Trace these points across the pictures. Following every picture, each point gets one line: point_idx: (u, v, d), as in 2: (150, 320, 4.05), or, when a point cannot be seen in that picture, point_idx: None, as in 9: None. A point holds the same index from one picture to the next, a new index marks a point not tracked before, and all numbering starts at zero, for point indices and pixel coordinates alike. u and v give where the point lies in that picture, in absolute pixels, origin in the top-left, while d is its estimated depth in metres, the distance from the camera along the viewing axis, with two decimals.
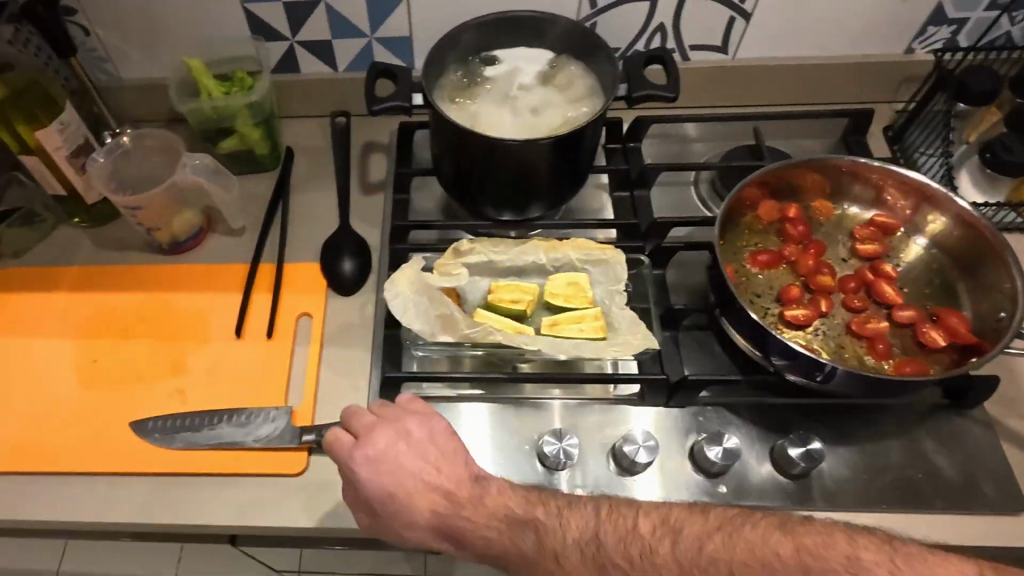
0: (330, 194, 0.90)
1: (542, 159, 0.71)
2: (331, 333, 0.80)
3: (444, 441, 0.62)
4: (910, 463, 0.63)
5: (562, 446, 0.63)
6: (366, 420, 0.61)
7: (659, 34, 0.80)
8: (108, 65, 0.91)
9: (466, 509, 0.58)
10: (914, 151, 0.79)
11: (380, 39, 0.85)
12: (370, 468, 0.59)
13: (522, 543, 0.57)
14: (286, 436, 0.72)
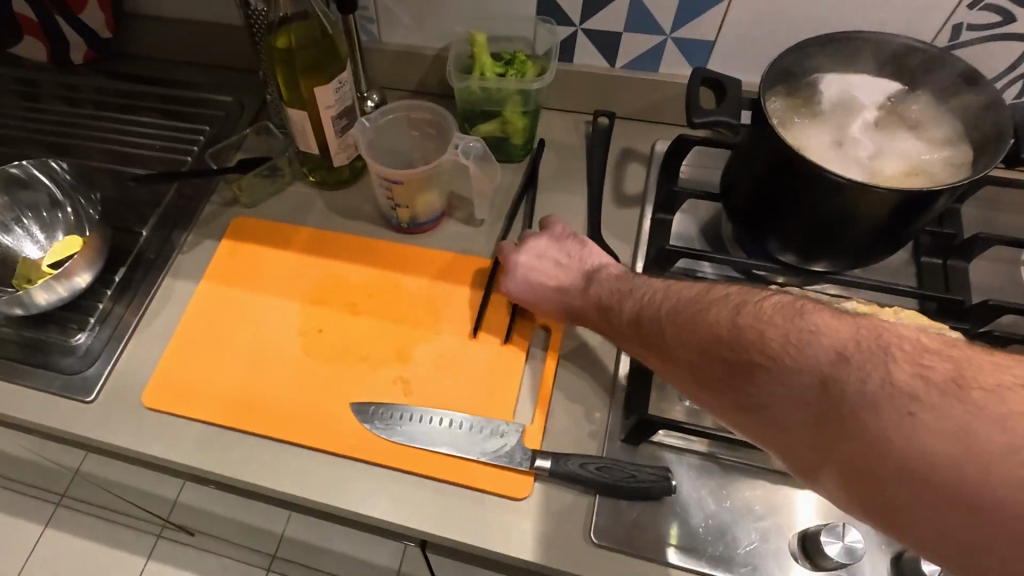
0: (581, 197, 0.83)
1: (882, 212, 0.60)
2: (566, 353, 0.74)
3: (562, 243, 0.73)
4: None
5: (847, 543, 0.58)
6: (515, 248, 0.73)
7: (1022, 81, 0.70)
8: (373, 25, 0.86)
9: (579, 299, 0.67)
10: None
11: (677, 40, 0.77)
12: (530, 280, 0.71)
13: (616, 318, 0.62)
14: (517, 457, 0.66)
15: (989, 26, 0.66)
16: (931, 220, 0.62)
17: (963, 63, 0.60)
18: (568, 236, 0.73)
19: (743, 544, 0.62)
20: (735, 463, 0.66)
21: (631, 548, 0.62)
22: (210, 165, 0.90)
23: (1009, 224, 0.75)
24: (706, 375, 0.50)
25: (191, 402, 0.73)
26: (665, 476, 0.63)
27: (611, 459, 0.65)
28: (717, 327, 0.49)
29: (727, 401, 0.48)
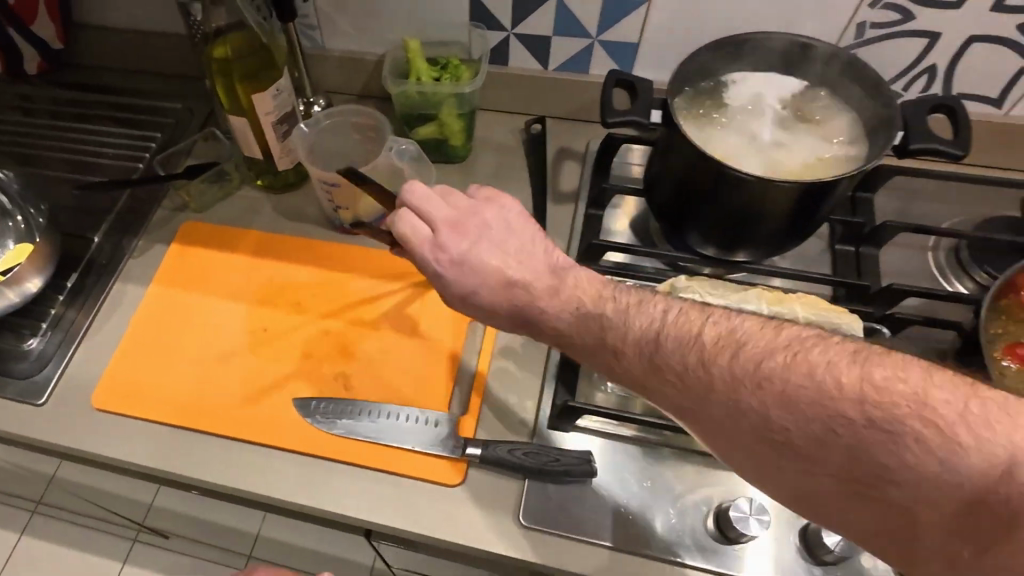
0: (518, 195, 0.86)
1: (785, 203, 0.63)
2: (500, 346, 0.78)
3: (472, 225, 0.59)
4: None
5: (752, 516, 0.61)
6: (448, 213, 0.59)
7: (926, 76, 0.73)
8: (315, 32, 0.89)
9: (540, 300, 0.56)
10: None
11: (603, 41, 0.80)
12: (452, 262, 0.58)
13: (576, 336, 0.56)
14: (450, 445, 0.69)
15: (889, 24, 0.68)
16: (840, 199, 0.65)
17: (858, 61, 0.64)
18: (515, 212, 0.62)
19: (662, 521, 0.65)
20: (660, 446, 0.69)
21: (558, 527, 0.65)
22: (160, 171, 0.92)
23: (921, 211, 0.78)
24: (711, 413, 0.49)
25: (137, 403, 0.75)
26: (587, 458, 0.66)
27: (541, 444, 0.69)
28: (709, 358, 0.49)
29: (742, 445, 0.48)
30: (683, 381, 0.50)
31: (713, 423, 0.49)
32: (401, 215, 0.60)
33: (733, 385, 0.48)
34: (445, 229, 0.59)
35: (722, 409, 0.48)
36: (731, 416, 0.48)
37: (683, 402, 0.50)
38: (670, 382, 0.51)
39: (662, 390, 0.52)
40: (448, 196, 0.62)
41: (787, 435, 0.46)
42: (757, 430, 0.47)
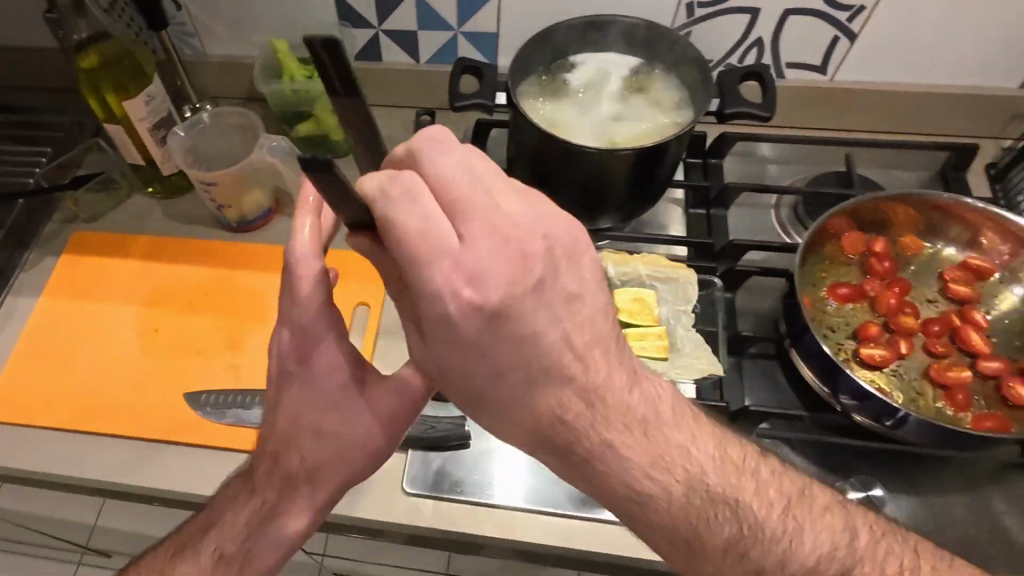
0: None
1: (623, 169, 0.69)
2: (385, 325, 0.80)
3: (511, 262, 0.40)
4: (972, 524, 0.62)
5: None
6: (498, 225, 0.39)
7: (756, 49, 0.77)
8: (193, 39, 0.91)
9: (569, 356, 0.42)
10: (1016, 191, 0.74)
11: (464, 33, 0.85)
12: (469, 310, 0.39)
13: (521, 422, 0.43)
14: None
15: (711, 3, 0.73)
16: (676, 159, 0.71)
17: (678, 36, 0.69)
18: (562, 227, 0.42)
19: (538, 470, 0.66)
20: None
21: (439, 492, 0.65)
22: (45, 185, 0.93)
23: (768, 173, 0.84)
24: (650, 519, 0.46)
25: (26, 411, 0.76)
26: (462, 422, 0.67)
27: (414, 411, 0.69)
28: (713, 507, 0.46)
29: (676, 547, 0.47)
30: (644, 493, 0.45)
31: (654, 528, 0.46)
32: (393, 198, 0.38)
33: (691, 504, 0.46)
34: (478, 255, 0.39)
35: (676, 523, 0.46)
36: (681, 531, 0.46)
37: (631, 505, 0.46)
38: (636, 494, 0.45)
39: (626, 498, 0.45)
40: (499, 236, 0.40)
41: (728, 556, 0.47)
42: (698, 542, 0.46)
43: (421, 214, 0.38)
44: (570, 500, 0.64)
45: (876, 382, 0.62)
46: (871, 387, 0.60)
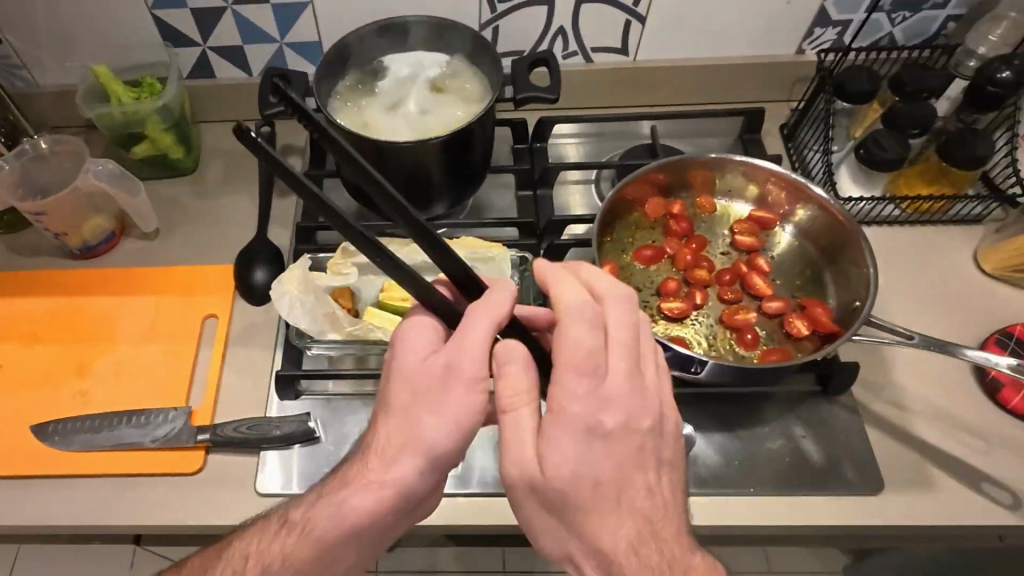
0: (246, 198, 0.92)
1: (433, 159, 0.72)
2: (236, 333, 0.80)
3: (623, 454, 0.44)
4: (779, 452, 0.66)
5: None
6: (587, 341, 0.44)
7: (560, 37, 0.83)
8: (21, 70, 0.90)
9: (636, 473, 0.44)
10: (804, 147, 0.81)
11: (289, 44, 0.88)
12: (585, 430, 0.43)
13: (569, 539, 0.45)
14: (184, 436, 0.70)
15: None
16: (491, 133, 0.75)
17: (468, 30, 0.74)
18: (626, 331, 0.45)
19: None
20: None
21: (298, 488, 0.69)
22: None
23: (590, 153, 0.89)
24: None
25: None
26: (305, 419, 0.70)
27: (265, 416, 0.72)
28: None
29: None
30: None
31: None
32: (507, 366, 0.46)
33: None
34: (569, 383, 0.44)
35: None
36: None
37: None
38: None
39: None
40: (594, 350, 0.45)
41: None
42: None
43: (495, 324, 0.45)
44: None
45: (674, 332, 0.66)
46: (667, 337, 0.65)
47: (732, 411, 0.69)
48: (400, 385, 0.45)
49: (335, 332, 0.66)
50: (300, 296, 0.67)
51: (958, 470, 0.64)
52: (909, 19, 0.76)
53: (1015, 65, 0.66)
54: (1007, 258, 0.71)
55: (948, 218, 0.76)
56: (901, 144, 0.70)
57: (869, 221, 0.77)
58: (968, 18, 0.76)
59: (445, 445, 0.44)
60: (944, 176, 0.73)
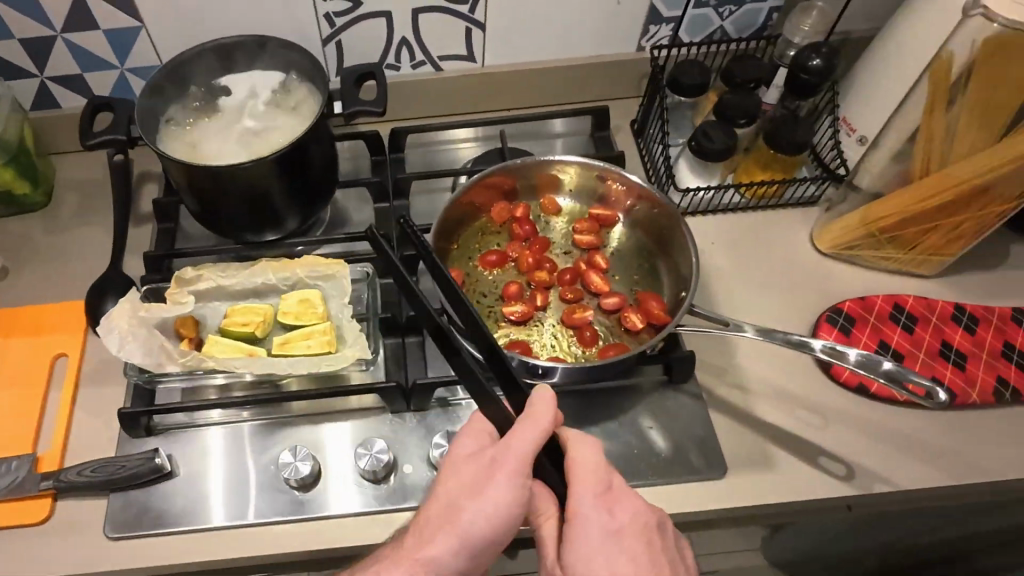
0: (99, 230, 0.88)
1: (269, 178, 0.70)
2: (89, 371, 0.77)
3: (664, 574, 0.52)
4: (630, 445, 0.66)
5: (296, 462, 0.65)
6: (586, 462, 0.53)
7: (404, 48, 0.83)
8: None
9: (637, 569, 0.51)
10: (650, 142, 0.83)
11: (131, 70, 0.85)
12: (604, 532, 0.51)
13: None
14: (28, 484, 0.66)
15: (346, 11, 0.78)
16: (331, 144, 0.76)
17: (292, 47, 0.73)
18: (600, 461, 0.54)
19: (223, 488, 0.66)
20: (251, 421, 0.70)
21: (142, 528, 0.65)
22: None
23: (446, 160, 0.89)
24: None
25: None
26: (151, 456, 0.66)
27: (112, 456, 0.68)
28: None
29: None
30: None
31: None
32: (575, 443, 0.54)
33: None
34: (580, 504, 0.51)
35: None
36: None
37: None
38: None
39: None
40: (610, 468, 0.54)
41: None
42: None
43: (542, 433, 0.50)
44: (275, 510, 0.65)
45: (518, 337, 0.67)
46: (507, 342, 0.66)
47: (587, 408, 0.69)
48: (435, 508, 0.52)
49: (173, 365, 0.64)
50: (130, 331, 0.65)
51: (797, 448, 0.66)
52: (737, 12, 0.81)
53: (823, 52, 0.70)
54: (838, 237, 0.74)
55: (785, 202, 0.79)
56: (728, 133, 0.73)
57: (712, 210, 0.79)
58: (787, 8, 0.81)
59: (482, 536, 0.50)
60: (774, 162, 0.76)
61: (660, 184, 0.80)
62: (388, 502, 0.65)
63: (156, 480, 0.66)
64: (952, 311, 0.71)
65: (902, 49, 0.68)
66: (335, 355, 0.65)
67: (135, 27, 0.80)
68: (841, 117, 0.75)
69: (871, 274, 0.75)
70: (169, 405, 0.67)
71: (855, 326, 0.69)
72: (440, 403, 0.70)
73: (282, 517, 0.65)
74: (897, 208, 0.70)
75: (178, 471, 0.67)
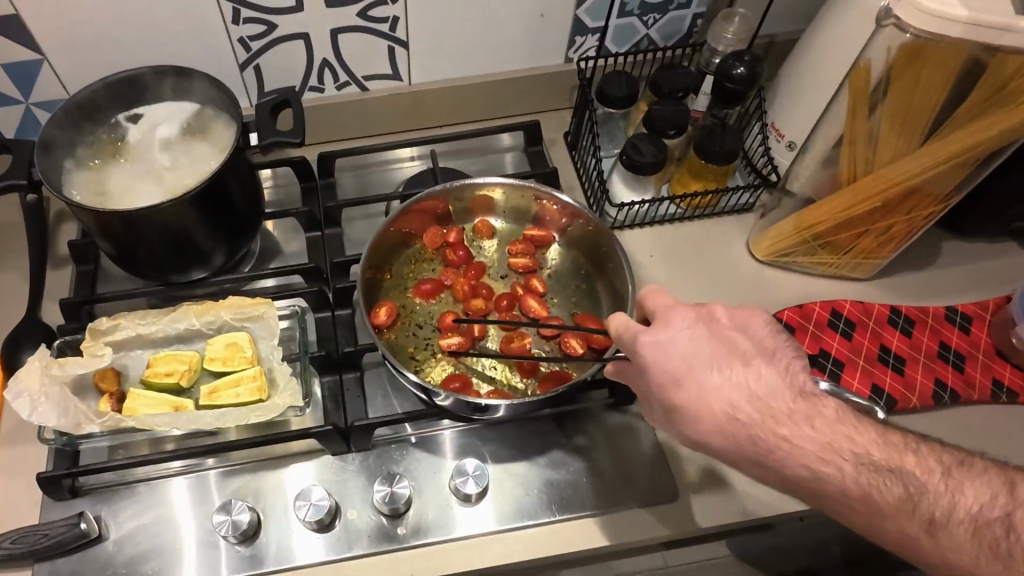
0: (13, 275, 0.79)
1: (189, 219, 0.65)
2: (8, 431, 0.70)
3: (743, 374, 0.51)
4: (576, 472, 0.68)
5: (231, 518, 0.62)
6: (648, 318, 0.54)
7: (327, 70, 0.79)
8: None
9: (703, 337, 0.52)
10: (584, 154, 0.82)
11: (36, 103, 0.77)
12: (657, 347, 0.52)
13: (705, 429, 0.51)
14: None
15: (261, 35, 0.74)
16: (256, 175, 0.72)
17: (204, 76, 0.69)
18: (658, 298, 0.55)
19: (158, 549, 0.63)
20: (183, 473, 0.67)
21: None
22: None
23: (378, 181, 0.86)
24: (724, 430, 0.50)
25: None
26: (76, 521, 0.62)
27: (35, 524, 0.64)
28: (881, 476, 0.48)
29: (756, 439, 0.50)
30: (737, 420, 0.50)
31: (717, 408, 0.50)
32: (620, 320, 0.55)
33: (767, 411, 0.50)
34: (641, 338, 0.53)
35: (758, 428, 0.49)
36: (779, 430, 0.49)
37: (718, 407, 0.50)
38: (718, 397, 0.50)
39: (696, 369, 0.51)
40: (663, 314, 0.54)
41: (799, 443, 0.49)
42: (751, 424, 0.50)
43: None
44: (215, 569, 0.62)
45: (461, 371, 0.66)
46: (444, 378, 0.65)
47: (531, 436, 0.70)
48: None
49: (92, 426, 0.60)
50: (41, 391, 0.61)
51: None
52: (661, 21, 0.80)
53: (746, 60, 0.70)
54: (772, 244, 0.75)
55: (720, 210, 0.79)
56: (657, 146, 0.72)
57: (649, 222, 0.79)
58: (710, 14, 0.81)
59: None
60: (706, 171, 0.75)
61: (596, 198, 0.79)
62: (333, 552, 0.63)
63: (85, 547, 0.62)
64: (889, 314, 0.72)
65: (823, 56, 0.67)
66: (264, 405, 0.62)
67: (36, 59, 0.72)
68: (770, 123, 0.75)
69: (806, 280, 0.76)
70: (93, 465, 0.63)
71: (796, 336, 0.69)
72: (382, 441, 0.68)
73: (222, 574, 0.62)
74: (829, 215, 0.70)
75: (108, 534, 0.64)
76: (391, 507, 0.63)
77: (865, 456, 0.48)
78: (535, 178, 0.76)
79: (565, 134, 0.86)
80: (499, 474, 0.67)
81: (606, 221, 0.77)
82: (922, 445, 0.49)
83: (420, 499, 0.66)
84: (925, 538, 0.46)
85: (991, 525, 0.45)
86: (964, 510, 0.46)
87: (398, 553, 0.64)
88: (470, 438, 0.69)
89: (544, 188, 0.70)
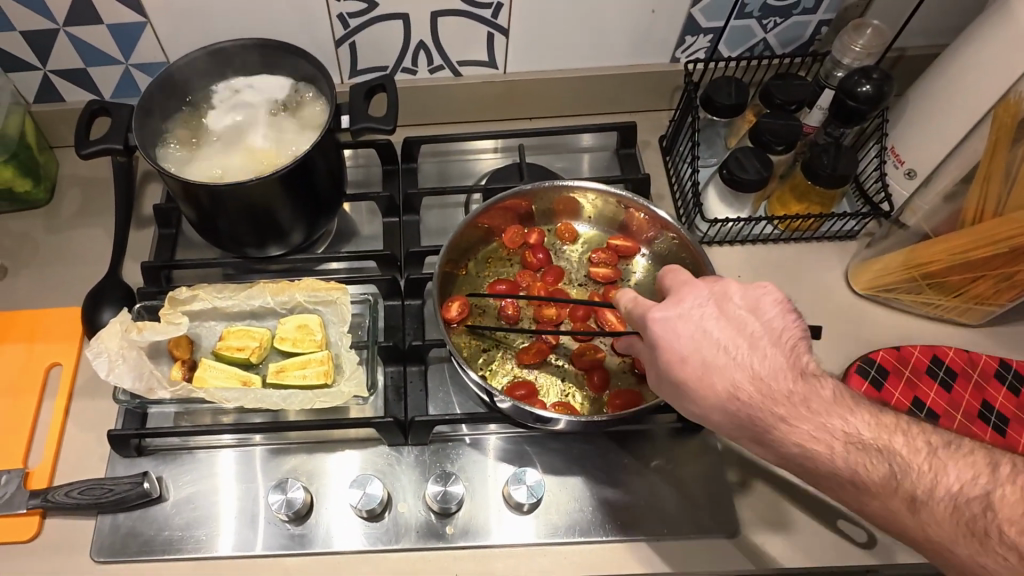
0: (100, 232, 0.81)
1: (273, 197, 0.65)
2: (84, 384, 0.71)
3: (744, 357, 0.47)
4: (637, 492, 0.65)
5: (286, 496, 0.62)
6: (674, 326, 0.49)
7: (423, 52, 0.77)
8: None
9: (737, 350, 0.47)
10: (680, 161, 0.78)
11: (137, 65, 0.78)
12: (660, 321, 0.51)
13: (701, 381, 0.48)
14: (16, 501, 0.63)
15: (361, 13, 0.72)
16: (342, 156, 0.71)
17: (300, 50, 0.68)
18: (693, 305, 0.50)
19: (213, 516, 0.64)
20: (247, 446, 0.67)
21: (126, 556, 0.62)
22: None
23: (460, 170, 0.84)
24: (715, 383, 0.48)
25: None
26: (140, 480, 0.63)
27: (102, 478, 0.65)
28: (869, 456, 0.45)
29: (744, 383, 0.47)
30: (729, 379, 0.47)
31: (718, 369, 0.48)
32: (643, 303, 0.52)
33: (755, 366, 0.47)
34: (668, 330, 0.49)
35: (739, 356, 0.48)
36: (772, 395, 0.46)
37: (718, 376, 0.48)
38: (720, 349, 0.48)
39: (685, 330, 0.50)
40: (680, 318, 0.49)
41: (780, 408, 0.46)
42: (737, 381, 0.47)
43: None
44: (264, 545, 0.62)
45: (530, 380, 0.64)
46: (510, 385, 0.63)
47: (592, 454, 0.67)
48: None
49: (163, 392, 0.61)
50: (119, 353, 0.63)
51: (812, 505, 0.65)
52: (782, 26, 0.76)
53: (874, 78, 0.64)
54: (873, 278, 0.70)
55: (820, 235, 0.75)
56: (762, 162, 0.67)
57: (742, 240, 0.74)
58: (837, 23, 0.76)
59: None
60: (812, 194, 0.70)
61: (688, 209, 0.75)
62: (381, 543, 0.62)
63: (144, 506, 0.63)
64: (996, 367, 0.65)
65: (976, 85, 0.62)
66: (330, 391, 0.62)
67: (141, 22, 0.73)
68: (891, 147, 0.71)
69: (908, 319, 0.71)
70: (160, 428, 0.64)
71: (888, 381, 0.64)
72: (439, 438, 0.67)
73: (269, 550, 0.62)
74: (944, 255, 0.64)
75: (167, 495, 0.65)
76: (442, 507, 0.62)
77: (856, 434, 0.46)
78: (628, 183, 0.72)
79: (661, 138, 0.82)
80: (554, 486, 0.65)
81: (696, 235, 0.74)
82: (914, 426, 0.46)
83: (471, 501, 0.64)
84: (905, 512, 0.44)
85: (971, 504, 0.42)
86: (946, 490, 0.43)
87: (446, 552, 0.62)
88: (529, 449, 0.67)
89: (639, 198, 0.68)
